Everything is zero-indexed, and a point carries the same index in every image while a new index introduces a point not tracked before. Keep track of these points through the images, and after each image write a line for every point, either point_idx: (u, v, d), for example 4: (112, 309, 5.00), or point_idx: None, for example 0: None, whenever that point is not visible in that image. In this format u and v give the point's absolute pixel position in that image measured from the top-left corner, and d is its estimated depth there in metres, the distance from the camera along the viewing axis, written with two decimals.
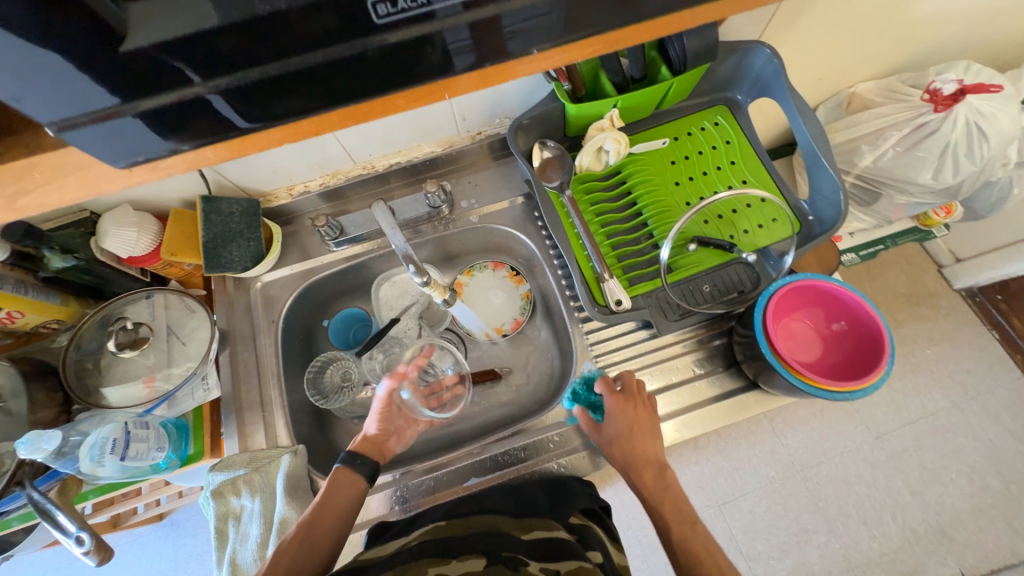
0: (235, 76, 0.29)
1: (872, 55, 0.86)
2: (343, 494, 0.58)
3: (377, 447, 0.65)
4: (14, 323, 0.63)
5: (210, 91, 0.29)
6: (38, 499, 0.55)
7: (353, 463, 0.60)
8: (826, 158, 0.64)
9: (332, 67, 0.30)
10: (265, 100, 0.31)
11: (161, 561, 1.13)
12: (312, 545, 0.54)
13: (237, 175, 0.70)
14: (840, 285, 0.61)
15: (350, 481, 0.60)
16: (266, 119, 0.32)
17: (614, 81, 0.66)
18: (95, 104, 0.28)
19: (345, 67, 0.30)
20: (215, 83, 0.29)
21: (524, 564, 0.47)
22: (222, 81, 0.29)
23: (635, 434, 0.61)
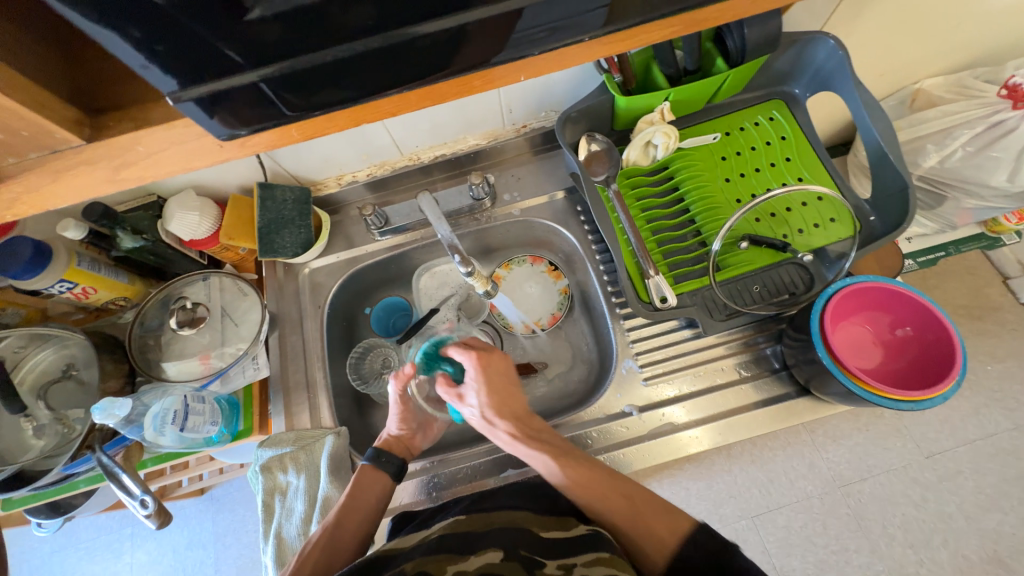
0: (277, 65, 0.30)
1: (946, 49, 0.81)
2: (365, 492, 0.59)
3: (402, 447, 0.66)
4: (87, 298, 0.68)
5: (258, 80, 0.31)
6: (106, 462, 0.58)
7: (378, 462, 0.62)
8: (894, 154, 0.60)
9: (367, 57, 0.31)
10: (305, 86, 0.32)
11: (201, 532, 1.19)
12: (338, 545, 0.54)
13: (292, 163, 0.73)
14: (907, 289, 0.58)
15: (374, 478, 0.61)
16: (303, 110, 0.34)
17: (666, 73, 0.64)
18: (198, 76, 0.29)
19: (380, 56, 0.31)
20: (258, 73, 0.30)
21: (542, 566, 0.44)
22: (267, 70, 0.30)
23: (499, 390, 0.63)
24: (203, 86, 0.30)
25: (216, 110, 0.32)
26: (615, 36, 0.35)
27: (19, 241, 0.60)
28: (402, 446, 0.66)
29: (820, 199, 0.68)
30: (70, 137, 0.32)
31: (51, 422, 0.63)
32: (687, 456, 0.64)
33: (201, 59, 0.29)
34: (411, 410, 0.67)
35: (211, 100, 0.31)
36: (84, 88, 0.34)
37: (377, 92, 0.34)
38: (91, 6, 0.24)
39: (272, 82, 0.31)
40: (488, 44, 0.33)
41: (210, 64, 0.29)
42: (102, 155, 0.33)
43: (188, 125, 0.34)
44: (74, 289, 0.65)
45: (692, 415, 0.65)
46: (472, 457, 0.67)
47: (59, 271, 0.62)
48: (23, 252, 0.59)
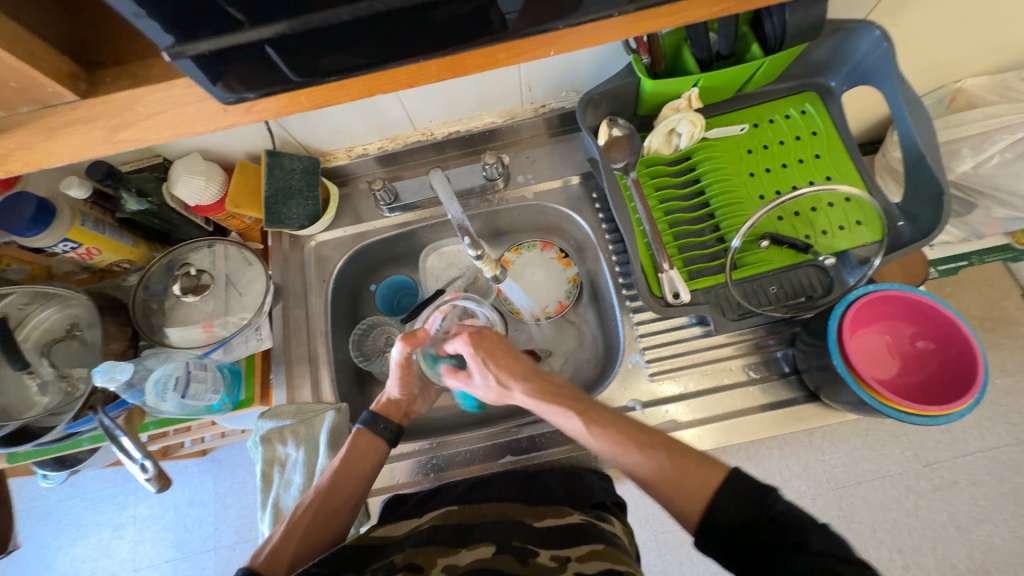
0: (282, 24, 0.28)
1: (997, 47, 0.76)
2: (362, 459, 0.59)
3: (399, 410, 0.65)
4: (91, 259, 0.67)
5: (265, 38, 0.28)
6: (108, 424, 0.59)
7: (376, 428, 0.61)
8: (933, 157, 0.57)
9: (378, 22, 0.29)
10: (313, 49, 0.30)
11: (200, 492, 1.21)
12: (329, 510, 0.56)
13: (300, 131, 0.70)
14: (933, 301, 0.56)
15: (371, 443, 0.61)
16: (310, 78, 0.32)
17: (698, 57, 0.61)
18: (200, 31, 0.27)
19: (395, 21, 0.29)
20: (263, 31, 0.28)
21: (535, 555, 0.45)
22: (273, 27, 0.28)
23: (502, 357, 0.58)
24: (206, 42, 0.28)
25: (219, 73, 0.30)
26: (646, 14, 0.33)
27: (22, 196, 0.58)
28: (399, 409, 0.66)
29: (848, 200, 0.65)
30: (63, 91, 0.30)
31: (55, 379, 0.64)
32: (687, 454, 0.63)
33: (202, 12, 0.27)
34: (413, 376, 0.64)
35: (214, 60, 0.29)
36: (83, 39, 0.32)
37: (392, 60, 0.32)
38: None
39: (281, 41, 0.29)
40: (506, 16, 0.30)
41: (211, 19, 0.27)
42: (99, 113, 0.31)
43: (191, 86, 0.31)
44: (78, 249, 0.64)
45: (694, 414, 0.64)
46: (469, 441, 0.67)
47: (62, 230, 0.61)
48: (26, 208, 0.58)
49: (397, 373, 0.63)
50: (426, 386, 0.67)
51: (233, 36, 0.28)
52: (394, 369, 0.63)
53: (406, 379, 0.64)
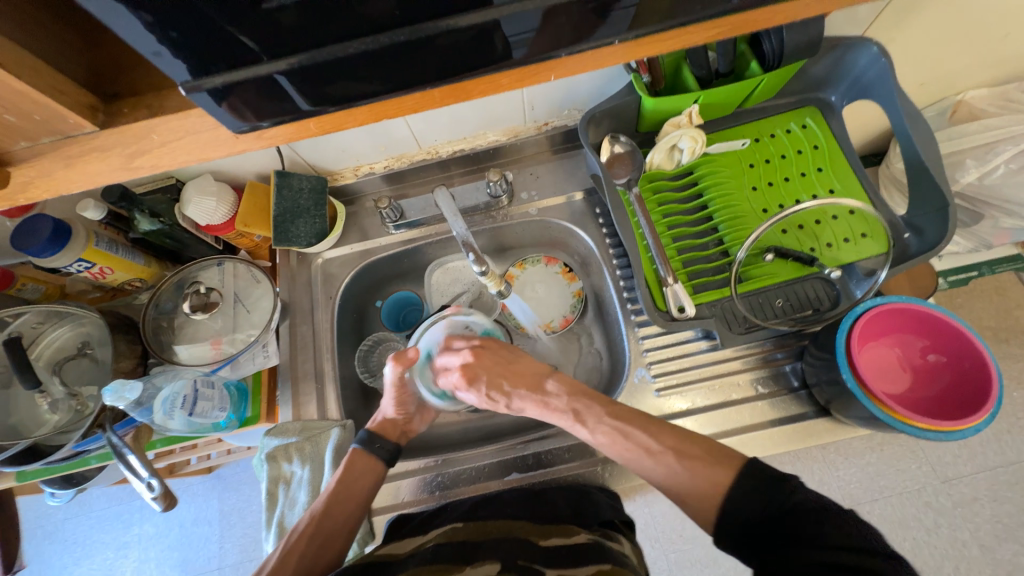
0: (299, 57, 0.29)
1: (996, 60, 0.76)
2: (357, 482, 0.59)
3: (397, 430, 0.65)
4: (104, 278, 0.68)
5: (281, 71, 0.30)
6: (116, 441, 0.59)
7: (371, 447, 0.61)
8: (935, 170, 0.57)
9: (384, 51, 0.30)
10: (327, 80, 0.31)
11: (204, 510, 1.21)
12: (325, 536, 0.55)
13: (309, 152, 0.72)
14: (942, 313, 0.56)
15: (367, 464, 0.61)
16: (324, 104, 0.33)
17: (697, 75, 0.62)
18: (214, 62, 0.29)
19: (406, 51, 0.30)
20: (279, 63, 0.29)
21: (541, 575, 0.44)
22: (290, 59, 0.29)
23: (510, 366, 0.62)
24: (220, 74, 0.29)
25: (232, 102, 0.31)
26: (641, 41, 0.33)
27: (41, 218, 0.60)
28: (396, 428, 0.65)
29: (852, 213, 0.65)
30: (82, 121, 0.31)
31: (65, 397, 0.64)
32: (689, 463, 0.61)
33: (217, 45, 0.28)
34: (409, 394, 0.65)
35: (227, 92, 0.30)
36: (103, 71, 0.34)
37: (400, 84, 0.33)
38: None
39: (296, 73, 0.30)
40: (510, 40, 0.31)
41: (228, 52, 0.28)
42: (117, 141, 0.32)
43: (204, 114, 0.33)
44: (92, 268, 0.65)
45: (702, 430, 0.63)
46: (475, 459, 0.66)
47: (78, 249, 0.62)
48: (44, 230, 0.59)
49: (392, 394, 0.64)
50: (423, 405, 0.68)
51: (246, 66, 0.29)
52: (389, 390, 0.64)
53: (401, 398, 0.65)
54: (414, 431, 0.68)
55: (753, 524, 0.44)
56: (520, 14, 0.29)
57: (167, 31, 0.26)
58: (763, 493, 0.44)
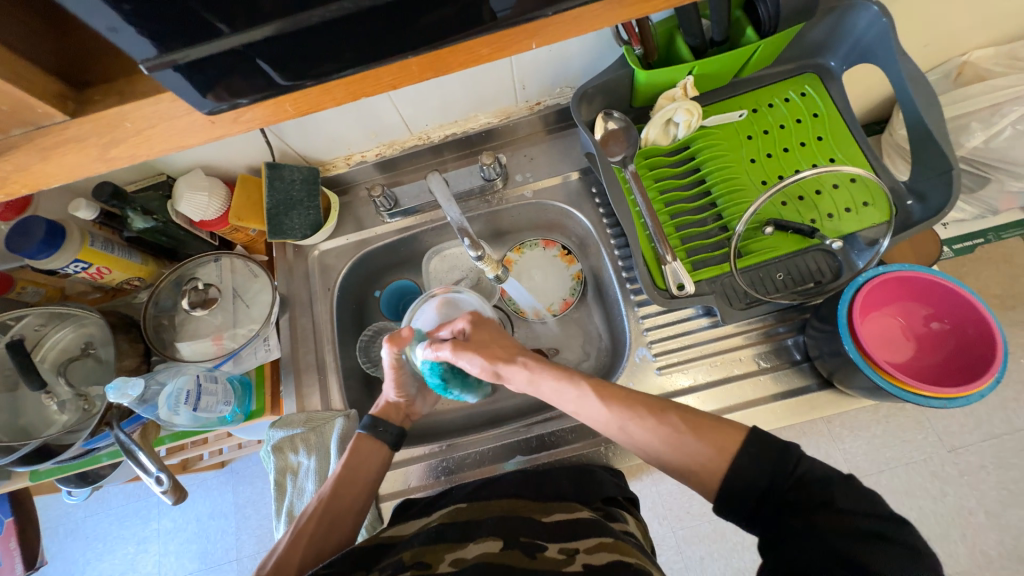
0: (263, 28, 0.28)
1: (1002, 17, 0.73)
2: (365, 464, 0.60)
3: (399, 413, 0.66)
4: (102, 278, 0.68)
5: (242, 44, 0.28)
6: (124, 439, 0.60)
7: (376, 432, 0.61)
8: (939, 133, 0.56)
9: (357, 23, 0.29)
10: (301, 54, 0.30)
11: (220, 503, 1.23)
12: (333, 517, 0.56)
13: (299, 142, 0.71)
14: (945, 279, 0.55)
15: (373, 447, 0.61)
16: (300, 80, 0.32)
17: (691, 45, 0.60)
18: (180, 42, 0.28)
19: (378, 17, 0.29)
20: (242, 36, 0.28)
21: (544, 549, 0.44)
22: (252, 32, 0.28)
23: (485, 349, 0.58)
24: (186, 52, 0.28)
25: (204, 82, 0.30)
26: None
27: (33, 220, 0.60)
28: (399, 412, 0.66)
29: (853, 181, 0.64)
30: (53, 111, 0.31)
31: (73, 398, 0.65)
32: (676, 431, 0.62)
33: (181, 24, 0.27)
34: (408, 376, 0.65)
35: (197, 68, 0.29)
36: (74, 59, 0.33)
37: (380, 58, 0.32)
38: None
39: (262, 47, 0.29)
40: (496, 14, 0.30)
41: (188, 28, 0.27)
42: (90, 131, 0.32)
43: (177, 99, 0.32)
44: (89, 269, 0.65)
45: (704, 406, 0.63)
46: (479, 443, 0.67)
47: (73, 250, 0.62)
48: (37, 232, 0.59)
49: (392, 377, 0.64)
50: (423, 386, 0.68)
51: (211, 43, 0.28)
52: (388, 374, 0.64)
53: (401, 380, 0.65)
54: (417, 414, 0.69)
55: (754, 495, 0.44)
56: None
57: (124, 8, 0.25)
58: (762, 464, 0.44)
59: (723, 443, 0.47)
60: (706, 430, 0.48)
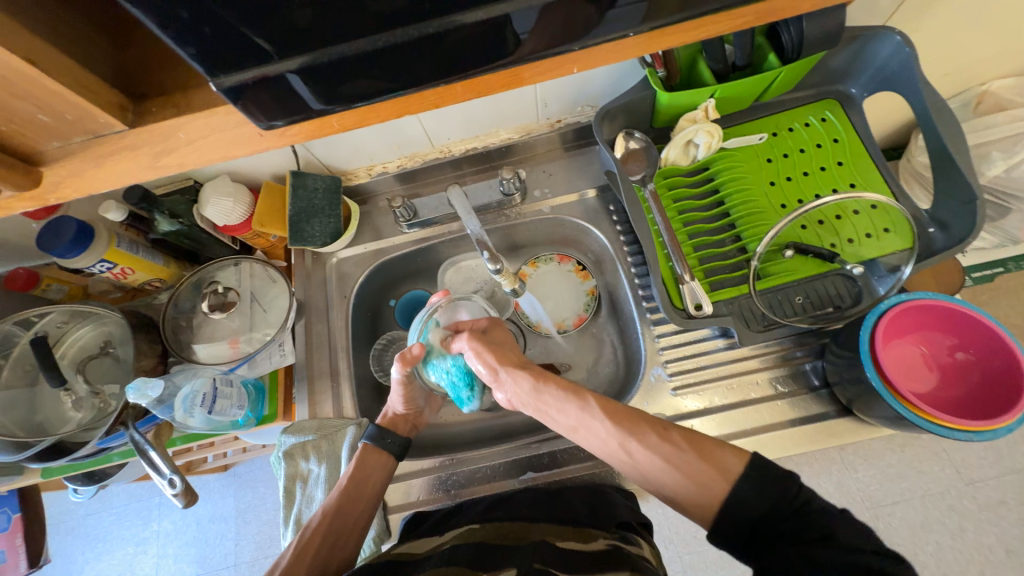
0: (316, 54, 0.29)
1: (1022, 49, 0.74)
2: (370, 477, 0.60)
3: (407, 424, 0.67)
4: (125, 278, 0.70)
5: (294, 70, 0.30)
6: (138, 439, 0.60)
7: (382, 443, 0.62)
8: (964, 163, 0.56)
9: (404, 51, 0.30)
10: (347, 77, 0.31)
11: (221, 507, 1.22)
12: (338, 534, 0.55)
13: (323, 152, 0.73)
14: (971, 310, 0.54)
15: (378, 460, 0.61)
16: (339, 103, 0.33)
17: (714, 69, 0.61)
18: (240, 66, 0.29)
19: (422, 46, 0.30)
20: (291, 63, 0.29)
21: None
22: (303, 58, 0.29)
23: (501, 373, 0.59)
24: (244, 74, 0.29)
25: (258, 102, 0.31)
26: (662, 31, 0.33)
27: (65, 220, 0.61)
28: (406, 422, 0.67)
29: (874, 207, 0.63)
30: (113, 122, 0.32)
31: (88, 395, 0.66)
32: None
33: (244, 50, 0.28)
34: (415, 390, 0.65)
35: (249, 89, 0.30)
36: (130, 70, 0.34)
37: (421, 83, 0.33)
38: None
39: (312, 69, 0.30)
40: (521, 36, 0.31)
41: (248, 51, 0.28)
42: (145, 140, 0.33)
43: (229, 114, 0.33)
44: (113, 269, 0.67)
45: (720, 430, 0.62)
46: (488, 458, 0.66)
47: (101, 250, 0.63)
48: (67, 231, 0.61)
49: (399, 391, 0.64)
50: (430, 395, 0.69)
51: (271, 68, 0.29)
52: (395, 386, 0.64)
53: (408, 394, 0.65)
54: (423, 423, 0.70)
55: (759, 521, 0.42)
56: (541, 7, 0.29)
57: (193, 33, 0.26)
58: (781, 494, 0.43)
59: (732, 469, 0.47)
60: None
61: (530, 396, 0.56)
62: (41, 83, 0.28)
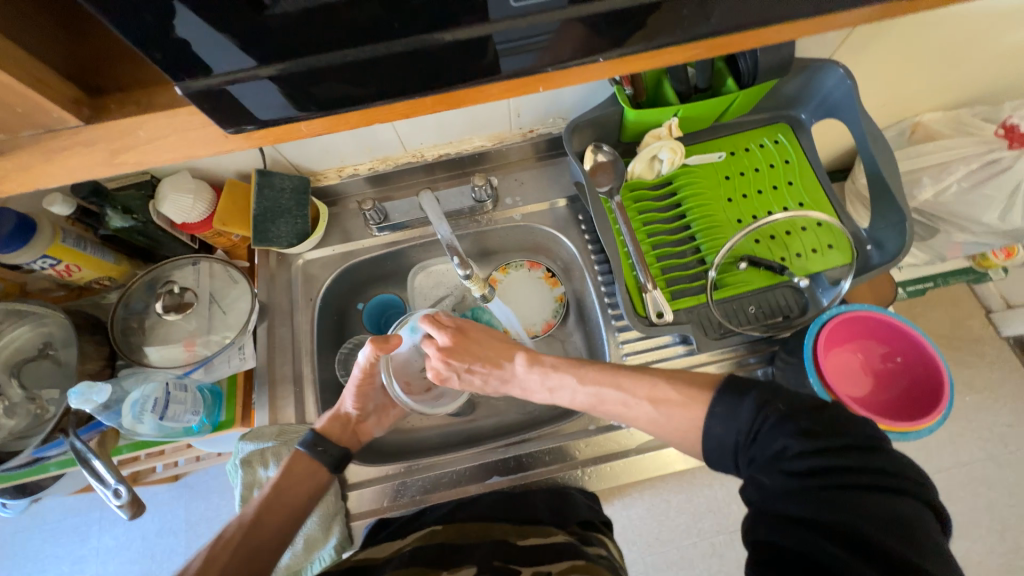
0: (290, 63, 0.29)
1: (948, 86, 0.82)
2: (295, 487, 0.59)
3: (346, 430, 0.65)
4: (70, 276, 0.66)
5: (268, 76, 0.30)
6: (79, 446, 0.57)
7: (314, 451, 0.60)
8: (895, 188, 0.61)
9: (383, 63, 0.30)
10: (317, 86, 0.31)
11: (170, 520, 1.16)
12: (256, 546, 0.55)
13: (291, 151, 0.71)
14: (900, 321, 0.60)
15: (308, 466, 0.60)
16: (309, 109, 0.33)
17: (677, 89, 0.65)
18: (216, 68, 0.28)
19: (401, 61, 0.31)
20: (266, 69, 0.29)
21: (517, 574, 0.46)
22: (278, 66, 0.29)
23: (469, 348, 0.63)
24: (216, 77, 0.29)
25: (229, 106, 0.31)
26: (629, 58, 0.35)
27: (3, 213, 0.57)
28: (348, 429, 0.65)
29: (820, 225, 0.68)
30: (68, 117, 0.31)
31: (24, 401, 0.61)
32: (639, 448, 0.63)
33: (213, 54, 0.28)
34: (372, 389, 0.66)
35: (221, 92, 0.30)
36: (88, 64, 0.33)
37: (399, 95, 0.33)
38: None
39: (284, 75, 0.30)
40: (496, 54, 0.32)
41: (221, 56, 0.28)
42: (101, 137, 0.32)
43: (194, 113, 0.32)
44: (57, 266, 0.63)
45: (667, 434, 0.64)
46: (454, 463, 0.65)
47: (43, 246, 0.59)
48: (5, 225, 0.57)
49: (356, 386, 0.64)
50: (384, 405, 0.68)
51: (246, 74, 0.29)
52: (352, 382, 0.64)
53: (363, 391, 0.65)
54: (366, 436, 0.67)
55: None
56: (513, 30, 0.30)
57: (159, 35, 0.26)
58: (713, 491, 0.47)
59: (689, 426, 0.50)
60: (672, 406, 0.51)
61: (519, 367, 0.62)
62: None
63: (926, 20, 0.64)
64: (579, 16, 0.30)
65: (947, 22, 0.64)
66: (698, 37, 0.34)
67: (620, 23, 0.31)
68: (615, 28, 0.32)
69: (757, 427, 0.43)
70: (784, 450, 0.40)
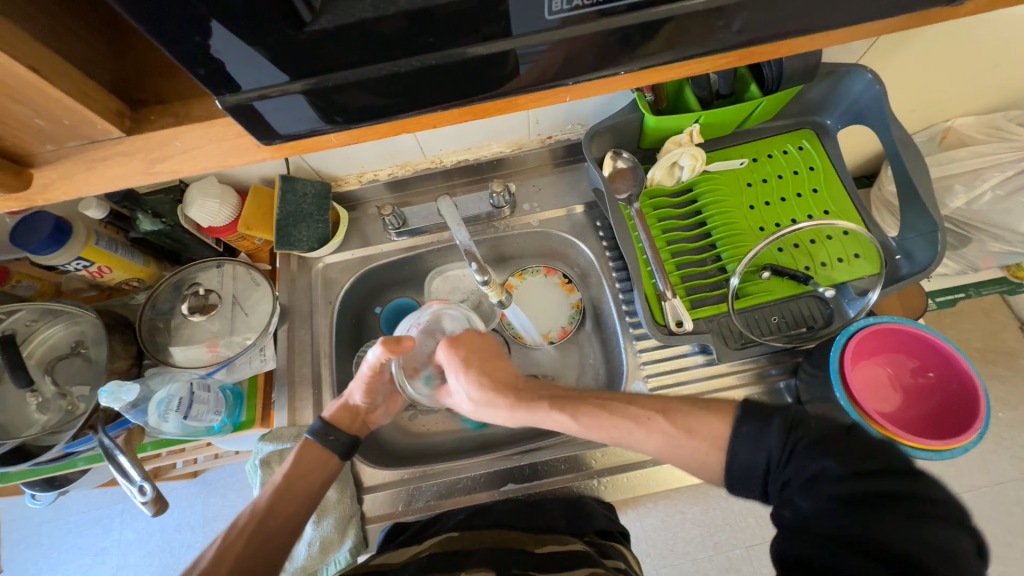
0: (322, 77, 0.30)
1: (983, 91, 0.79)
2: (309, 479, 0.60)
3: (356, 420, 0.66)
4: (102, 277, 0.68)
5: (300, 90, 0.30)
6: (107, 443, 0.58)
7: (325, 440, 0.61)
8: (927, 197, 0.59)
9: (412, 76, 0.31)
10: (347, 97, 0.31)
11: (189, 515, 1.18)
12: (266, 537, 0.55)
13: (313, 157, 0.72)
14: (933, 334, 0.58)
15: (324, 463, 0.61)
16: (337, 120, 0.33)
17: (699, 95, 0.64)
18: (252, 82, 0.29)
19: (429, 74, 0.31)
20: (297, 84, 0.30)
21: None
22: (309, 80, 0.30)
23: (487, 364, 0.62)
24: (252, 91, 0.30)
25: (261, 119, 0.32)
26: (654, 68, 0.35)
27: (42, 216, 0.60)
28: (357, 418, 0.66)
29: (846, 233, 0.66)
30: (110, 128, 0.32)
31: (56, 397, 0.63)
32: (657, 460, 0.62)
33: (247, 70, 0.28)
34: (380, 382, 0.65)
35: (255, 105, 0.30)
36: (128, 76, 0.34)
37: (427, 105, 0.34)
38: (149, 14, 0.24)
39: (315, 89, 0.30)
40: (522, 66, 0.32)
41: (254, 72, 0.28)
42: (141, 147, 0.33)
43: (229, 125, 0.33)
44: (90, 267, 0.65)
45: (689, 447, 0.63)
46: (470, 468, 0.65)
47: (78, 248, 0.61)
48: (44, 227, 0.59)
49: (364, 383, 0.64)
50: (391, 394, 0.69)
51: (279, 88, 0.30)
52: (360, 375, 0.63)
53: (371, 386, 0.64)
54: (375, 422, 0.69)
55: None
56: (542, 44, 0.30)
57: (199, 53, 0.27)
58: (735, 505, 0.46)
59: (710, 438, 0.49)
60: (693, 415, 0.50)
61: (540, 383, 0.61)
62: (41, 89, 0.28)
63: (960, 25, 0.62)
64: (606, 31, 0.30)
65: (983, 26, 0.62)
66: (728, 48, 0.33)
67: (649, 36, 0.31)
68: (645, 40, 0.31)
69: (791, 448, 0.42)
70: (821, 473, 0.38)
